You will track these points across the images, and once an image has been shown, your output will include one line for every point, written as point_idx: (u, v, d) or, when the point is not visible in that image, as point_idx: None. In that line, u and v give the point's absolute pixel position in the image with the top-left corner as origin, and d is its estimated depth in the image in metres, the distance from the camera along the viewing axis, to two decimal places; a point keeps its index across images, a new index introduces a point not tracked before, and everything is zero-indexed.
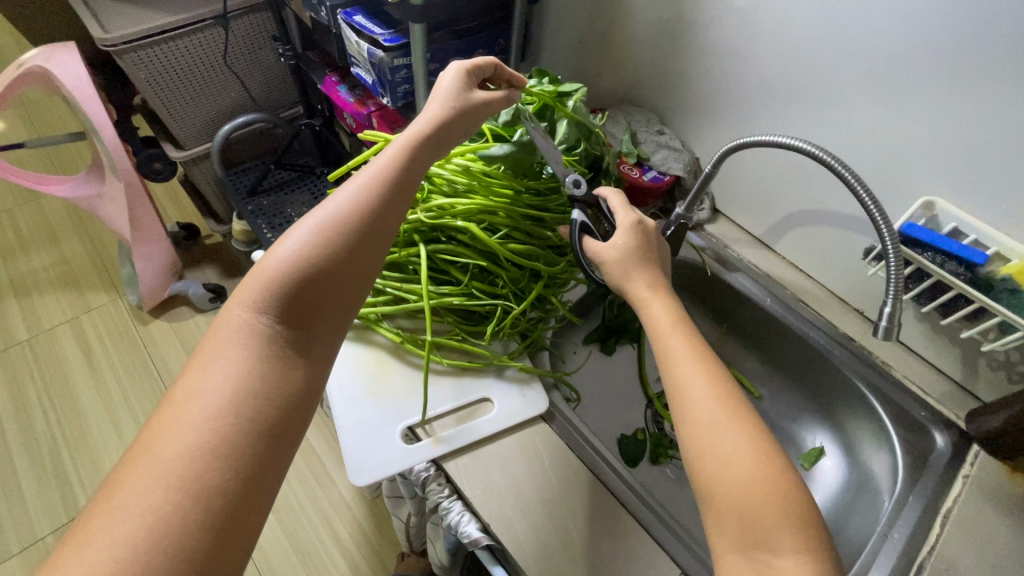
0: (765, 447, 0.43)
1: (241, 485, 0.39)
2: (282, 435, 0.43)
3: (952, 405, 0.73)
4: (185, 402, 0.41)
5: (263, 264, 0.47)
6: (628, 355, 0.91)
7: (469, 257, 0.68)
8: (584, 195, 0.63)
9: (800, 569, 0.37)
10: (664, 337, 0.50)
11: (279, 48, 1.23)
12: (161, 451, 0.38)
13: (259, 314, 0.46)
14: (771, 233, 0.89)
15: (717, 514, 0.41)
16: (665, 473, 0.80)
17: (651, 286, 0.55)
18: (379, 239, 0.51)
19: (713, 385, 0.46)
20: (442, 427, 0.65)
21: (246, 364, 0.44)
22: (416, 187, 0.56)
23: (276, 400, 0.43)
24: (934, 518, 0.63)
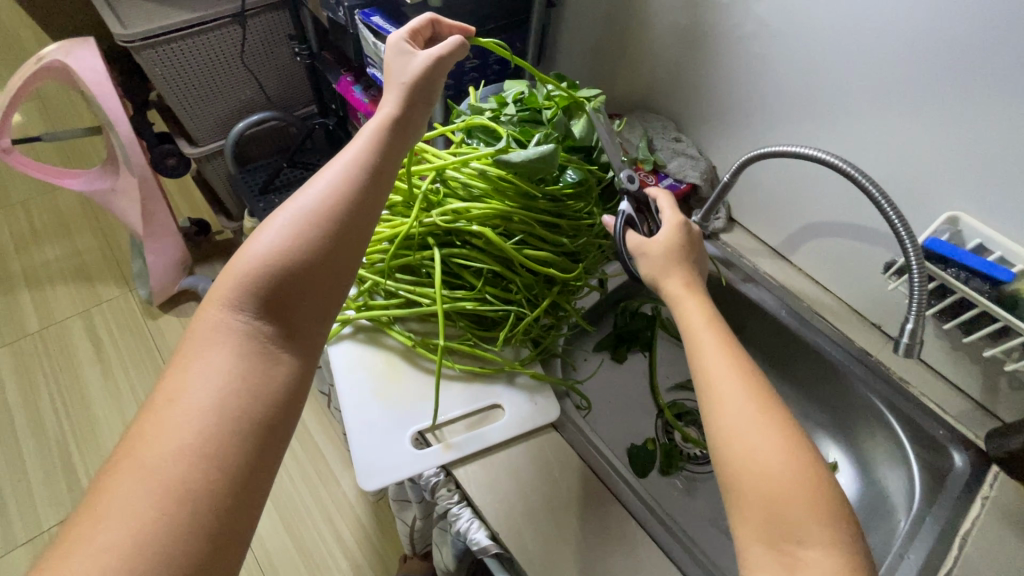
0: (796, 438, 0.42)
1: (227, 485, 0.38)
2: (266, 431, 0.42)
3: (971, 424, 0.72)
4: (163, 405, 0.40)
5: (235, 262, 0.47)
6: (639, 363, 0.90)
7: (483, 262, 0.68)
8: (637, 192, 0.63)
9: (830, 563, 0.37)
10: (695, 333, 0.49)
11: (296, 47, 1.23)
12: (142, 456, 0.37)
13: (235, 312, 0.45)
14: (787, 244, 0.88)
15: (742, 506, 0.41)
16: (675, 484, 0.79)
17: (689, 284, 0.54)
18: (354, 227, 0.49)
19: (743, 376, 0.45)
20: (452, 432, 0.64)
21: (225, 364, 0.43)
22: (392, 173, 0.53)
23: (259, 397, 0.43)
24: (951, 540, 0.62)
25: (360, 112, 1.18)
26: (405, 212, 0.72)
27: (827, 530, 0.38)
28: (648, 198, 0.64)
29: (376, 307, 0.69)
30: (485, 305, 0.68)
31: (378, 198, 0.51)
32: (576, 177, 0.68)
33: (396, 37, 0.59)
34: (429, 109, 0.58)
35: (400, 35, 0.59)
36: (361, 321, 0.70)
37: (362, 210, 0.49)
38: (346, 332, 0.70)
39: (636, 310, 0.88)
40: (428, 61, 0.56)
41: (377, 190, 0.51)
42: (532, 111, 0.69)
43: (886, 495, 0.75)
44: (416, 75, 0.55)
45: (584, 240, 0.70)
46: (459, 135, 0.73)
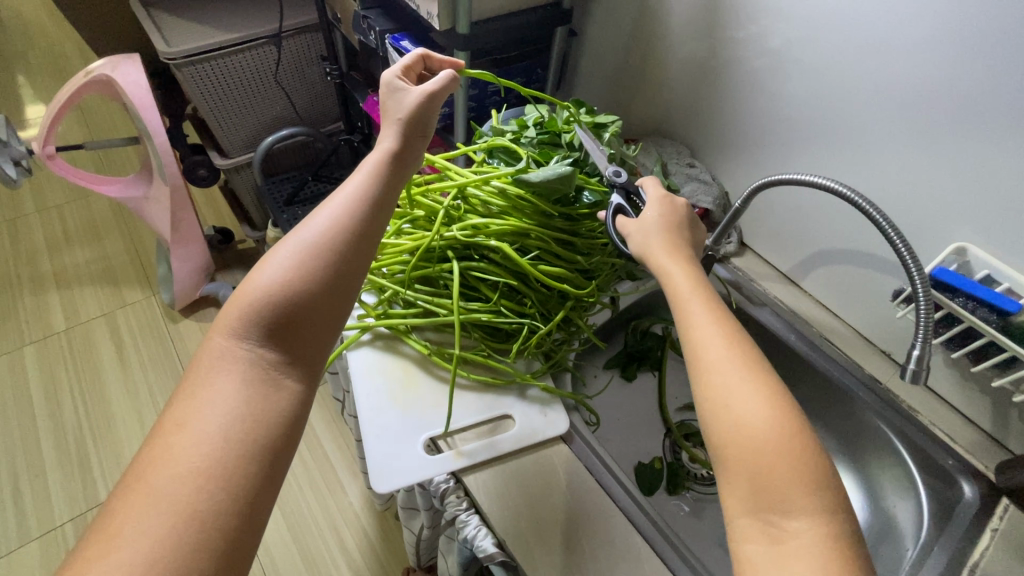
0: (780, 406, 0.43)
1: (235, 503, 0.40)
2: (271, 452, 0.43)
3: (981, 455, 0.72)
4: (170, 432, 0.42)
5: (242, 291, 0.49)
6: (648, 383, 0.91)
7: (500, 275, 0.70)
8: (625, 182, 0.66)
9: (815, 534, 0.38)
10: (683, 304, 0.50)
11: (328, 67, 1.29)
12: (152, 480, 0.39)
13: (241, 340, 0.47)
14: (798, 270, 0.90)
15: (730, 474, 0.42)
16: (681, 504, 0.80)
17: (672, 252, 0.56)
18: (357, 256, 0.51)
19: (729, 347, 0.46)
20: (463, 440, 0.66)
21: (232, 388, 0.45)
22: (393, 204, 0.56)
23: (265, 418, 0.44)
24: (960, 570, 0.62)
25: None
26: (427, 227, 0.75)
27: (811, 497, 0.39)
28: (637, 188, 0.67)
29: (395, 315, 0.72)
30: (499, 317, 0.70)
31: (379, 227, 0.54)
32: (592, 200, 0.70)
33: (387, 77, 0.63)
34: (424, 143, 0.62)
35: (391, 75, 0.63)
36: (380, 328, 0.73)
37: (364, 239, 0.52)
38: (365, 338, 0.73)
39: (646, 330, 0.90)
40: (419, 97, 0.60)
41: (377, 220, 0.53)
42: (552, 134, 0.72)
43: (895, 524, 0.74)
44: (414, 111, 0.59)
45: (598, 258, 0.72)
46: (481, 154, 0.76)
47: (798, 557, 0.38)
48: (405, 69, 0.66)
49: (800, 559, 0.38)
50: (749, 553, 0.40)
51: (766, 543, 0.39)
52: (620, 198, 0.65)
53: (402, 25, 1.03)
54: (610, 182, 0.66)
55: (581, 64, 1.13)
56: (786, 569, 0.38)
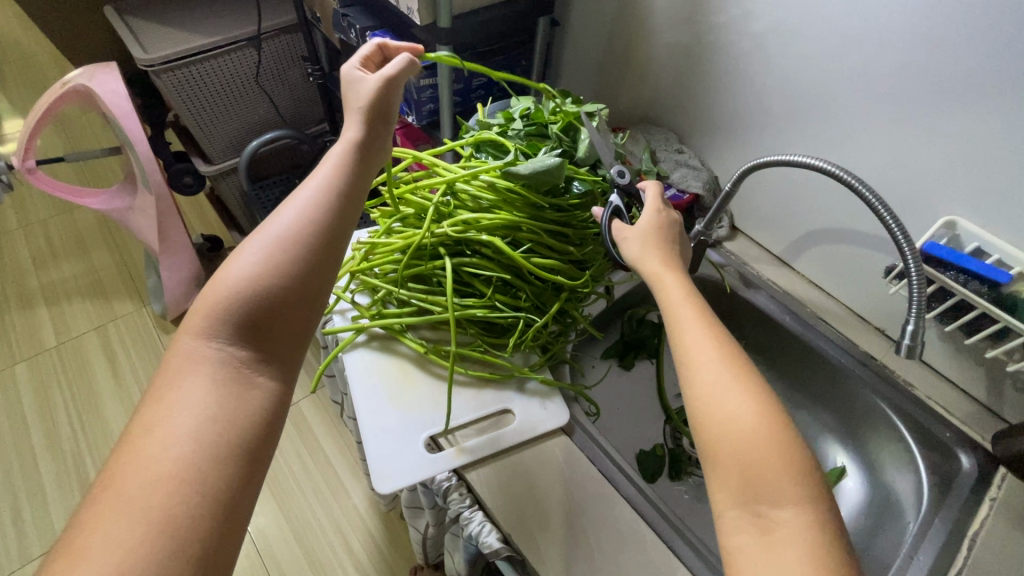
0: (767, 402, 0.43)
1: (210, 505, 0.39)
2: (245, 451, 0.43)
3: (977, 426, 0.72)
4: (140, 437, 0.41)
5: (208, 292, 0.48)
6: (646, 370, 0.92)
7: (493, 270, 0.69)
8: (626, 185, 0.67)
9: (801, 521, 0.39)
10: (673, 309, 0.51)
11: (309, 68, 1.27)
12: (121, 487, 0.38)
13: (209, 341, 0.46)
14: (790, 251, 0.90)
15: (719, 469, 0.42)
16: (683, 488, 0.80)
17: (665, 262, 0.56)
18: (325, 250, 0.50)
19: (718, 347, 0.47)
20: (464, 437, 0.66)
21: (201, 390, 0.44)
22: (362, 197, 0.56)
23: (238, 419, 0.44)
24: (960, 540, 0.63)
25: None
26: (417, 224, 0.75)
27: (798, 488, 0.40)
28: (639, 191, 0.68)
29: (390, 315, 0.71)
30: (495, 312, 0.69)
31: (348, 220, 0.53)
32: (582, 189, 0.70)
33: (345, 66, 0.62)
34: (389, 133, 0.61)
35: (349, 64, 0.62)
36: (375, 329, 0.72)
37: (333, 231, 0.51)
38: (360, 340, 0.72)
39: (642, 318, 0.91)
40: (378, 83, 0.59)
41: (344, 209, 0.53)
42: (539, 126, 0.72)
43: (895, 498, 0.75)
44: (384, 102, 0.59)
45: (590, 248, 0.72)
46: (468, 149, 0.75)
47: (787, 544, 0.38)
48: (367, 58, 0.65)
49: (787, 547, 0.38)
50: (738, 544, 0.40)
51: (755, 534, 0.40)
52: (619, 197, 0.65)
53: (383, 21, 1.02)
54: (613, 182, 0.68)
55: (565, 54, 1.12)
56: (775, 557, 0.38)
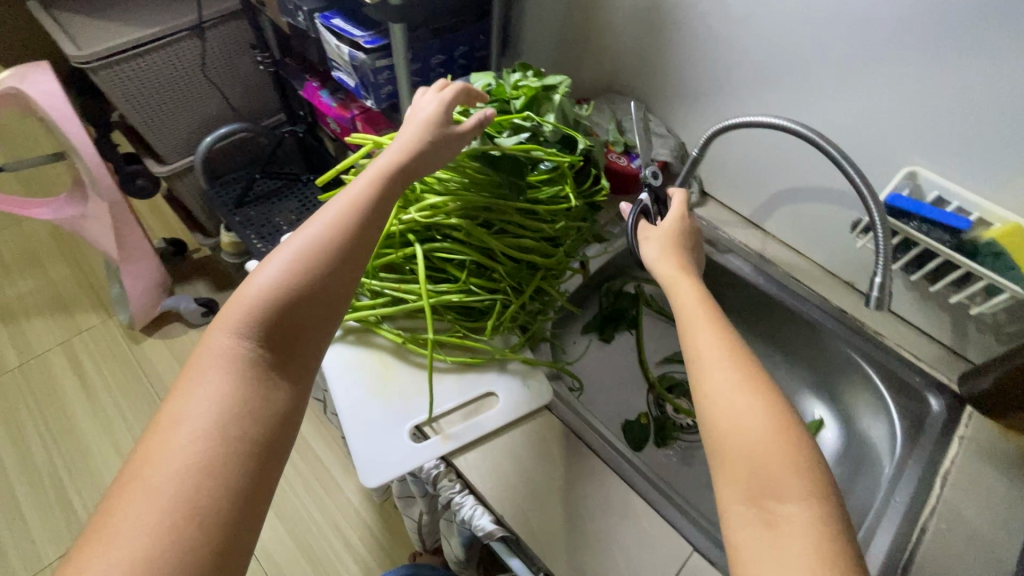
0: (778, 405, 0.43)
1: (235, 503, 0.38)
2: (263, 462, 0.41)
3: (945, 369, 0.75)
4: (164, 433, 0.40)
5: (245, 287, 0.47)
6: (627, 341, 0.92)
7: (465, 254, 0.68)
8: (659, 186, 0.68)
9: (807, 515, 0.38)
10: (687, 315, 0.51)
11: (259, 56, 1.21)
12: (148, 480, 0.37)
13: (242, 337, 0.45)
14: (759, 213, 0.91)
15: (726, 467, 0.42)
16: (671, 454, 0.82)
17: (680, 269, 0.57)
18: (359, 256, 0.50)
19: (726, 347, 0.47)
20: (449, 423, 0.66)
21: (230, 387, 0.43)
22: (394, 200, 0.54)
23: (264, 418, 0.43)
24: (933, 478, 0.66)
25: (330, 117, 1.18)
26: None
27: (805, 483, 0.40)
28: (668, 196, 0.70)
29: (363, 307, 0.69)
30: (470, 296, 0.68)
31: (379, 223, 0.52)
32: (550, 165, 0.69)
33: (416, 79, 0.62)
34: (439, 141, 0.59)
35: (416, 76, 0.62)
36: (350, 322, 0.71)
37: (368, 235, 0.51)
38: (336, 335, 0.70)
39: (619, 290, 0.91)
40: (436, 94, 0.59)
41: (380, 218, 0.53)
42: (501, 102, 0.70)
43: (870, 443, 0.78)
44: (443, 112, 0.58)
45: (563, 224, 0.70)
46: None
47: (793, 539, 0.37)
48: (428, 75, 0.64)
49: (791, 543, 0.37)
50: (743, 540, 0.39)
51: (761, 530, 0.39)
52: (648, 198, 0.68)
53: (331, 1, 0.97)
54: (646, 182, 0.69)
55: None
56: (782, 552, 0.37)
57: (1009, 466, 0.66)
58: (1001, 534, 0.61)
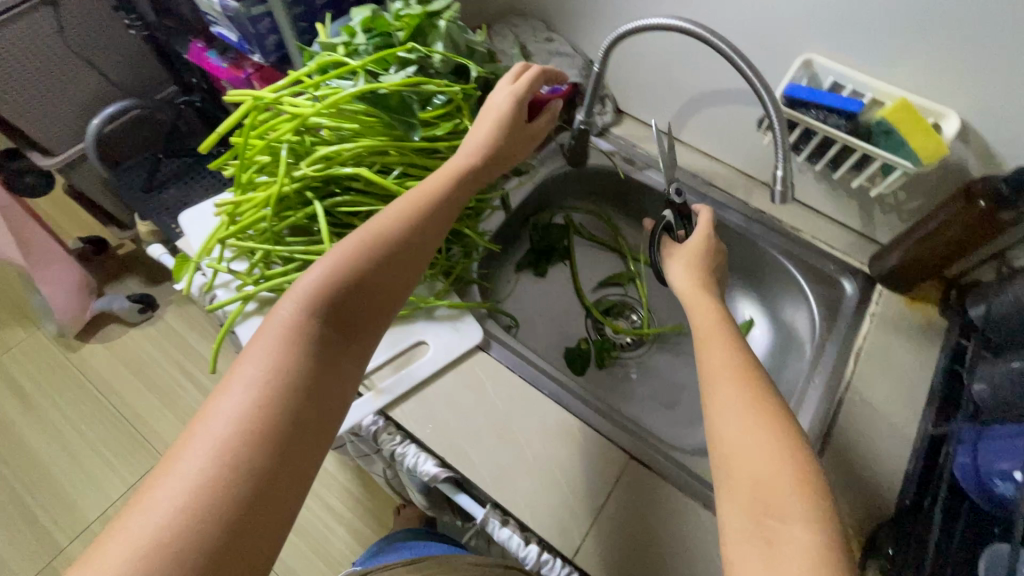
0: (794, 442, 0.43)
1: (283, 469, 0.40)
2: (303, 444, 0.42)
3: (855, 253, 0.79)
4: (226, 395, 0.42)
5: (319, 265, 0.49)
6: (563, 273, 0.93)
7: (370, 205, 0.64)
8: (682, 204, 0.69)
9: (807, 537, 0.38)
10: (706, 344, 0.52)
11: (127, 19, 1.09)
12: (214, 432, 0.40)
13: (309, 314, 0.46)
14: (674, 124, 0.90)
15: (729, 484, 0.42)
16: (614, 373, 0.85)
17: (698, 287, 0.60)
18: (414, 255, 0.53)
19: (739, 367, 0.48)
20: (381, 377, 0.65)
21: (295, 360, 0.45)
22: (450, 201, 0.57)
23: (321, 397, 0.45)
24: (848, 356, 0.71)
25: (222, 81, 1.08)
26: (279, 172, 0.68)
27: (806, 506, 0.40)
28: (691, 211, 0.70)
29: (276, 276, 0.66)
30: None
31: (434, 222, 0.55)
32: (443, 98, 0.64)
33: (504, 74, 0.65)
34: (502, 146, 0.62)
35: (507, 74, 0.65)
36: (263, 294, 0.68)
37: (424, 235, 0.53)
38: (251, 309, 0.68)
39: (547, 223, 0.90)
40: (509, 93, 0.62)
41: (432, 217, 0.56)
42: (383, 35, 0.65)
43: (794, 331, 0.82)
44: (506, 116, 0.61)
45: None
46: (315, 77, 0.65)
47: (789, 560, 0.37)
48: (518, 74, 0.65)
49: (787, 563, 0.37)
50: (737, 554, 0.39)
51: (758, 544, 0.39)
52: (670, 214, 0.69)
53: None
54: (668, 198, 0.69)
55: None
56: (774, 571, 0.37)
57: (914, 334, 0.71)
58: (905, 396, 0.67)
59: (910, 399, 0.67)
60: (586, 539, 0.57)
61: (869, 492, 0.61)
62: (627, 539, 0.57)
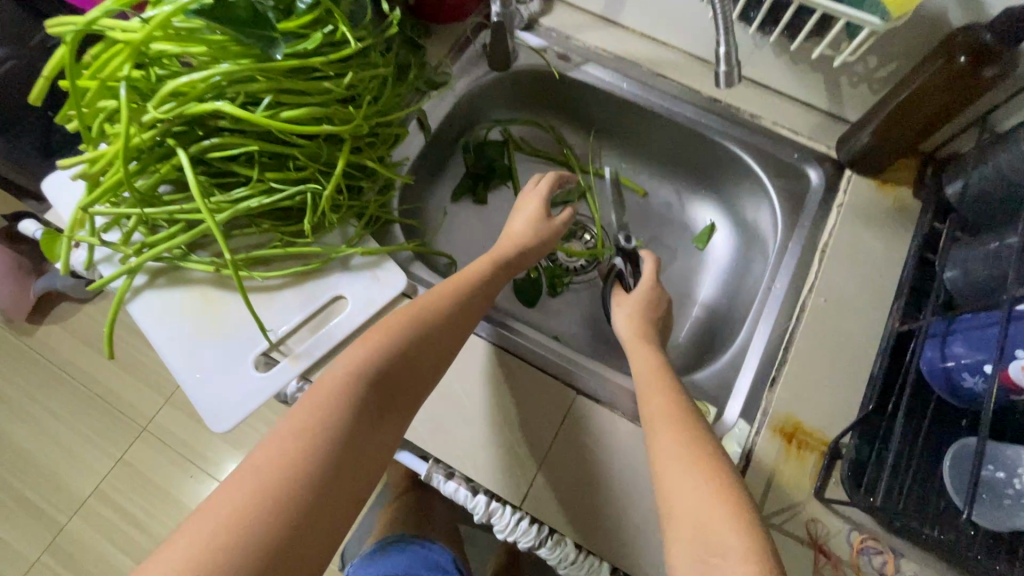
0: (723, 481, 0.44)
1: (308, 536, 0.38)
2: (337, 501, 0.41)
3: (822, 137, 0.70)
4: (276, 436, 0.42)
5: (374, 333, 0.51)
6: (506, 196, 0.86)
7: (245, 146, 0.54)
8: (630, 251, 0.74)
9: (747, 569, 0.38)
10: (651, 393, 0.54)
11: None
12: (253, 486, 0.38)
13: (362, 380, 0.47)
14: (611, 6, 0.76)
15: (674, 529, 0.43)
16: (567, 299, 0.81)
17: (638, 335, 0.63)
18: (455, 333, 0.54)
19: (677, 413, 0.51)
20: (297, 341, 0.59)
21: (342, 420, 0.44)
22: (486, 288, 0.60)
23: (361, 467, 0.43)
24: (814, 253, 0.65)
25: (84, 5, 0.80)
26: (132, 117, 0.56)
27: (743, 540, 0.40)
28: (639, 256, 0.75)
29: (156, 241, 0.57)
30: (274, 195, 0.56)
31: (474, 304, 0.57)
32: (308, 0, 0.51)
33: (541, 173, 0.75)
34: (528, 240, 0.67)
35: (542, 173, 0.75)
36: (150, 264, 0.59)
37: (465, 318, 0.55)
38: (141, 283, 0.59)
39: (479, 143, 0.81)
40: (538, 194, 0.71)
41: (475, 290, 0.58)
42: None
43: (758, 230, 0.76)
44: (536, 216, 0.69)
45: (354, 76, 0.55)
46: None
47: None
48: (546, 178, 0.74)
49: None
50: None
51: None
52: (623, 264, 0.74)
53: None
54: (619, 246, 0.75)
55: None
56: None
57: (885, 221, 0.64)
58: (873, 291, 0.61)
59: (877, 294, 0.61)
60: (533, 484, 0.54)
61: (833, 398, 0.57)
62: (576, 475, 0.54)
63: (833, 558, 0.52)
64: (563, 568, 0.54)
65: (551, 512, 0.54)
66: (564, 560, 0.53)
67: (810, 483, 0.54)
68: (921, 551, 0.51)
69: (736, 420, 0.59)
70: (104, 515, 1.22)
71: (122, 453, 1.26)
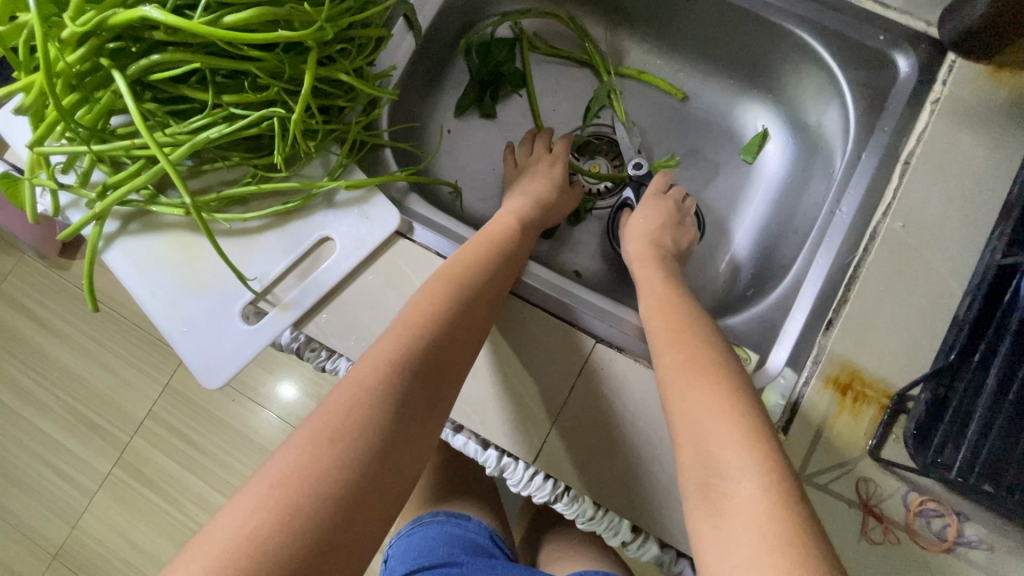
0: (737, 400, 0.40)
1: (349, 538, 0.35)
2: (367, 511, 0.36)
3: (921, 9, 0.55)
4: (302, 437, 0.37)
5: (412, 313, 0.46)
6: (519, 107, 0.75)
7: (190, 63, 0.44)
8: (642, 177, 0.68)
9: (755, 487, 0.35)
10: (652, 314, 0.51)
11: None
12: (291, 484, 0.34)
13: (402, 366, 0.42)
14: None
15: (677, 449, 0.40)
16: (590, 228, 0.72)
17: (657, 266, 0.57)
18: (491, 307, 0.50)
19: (673, 330, 0.47)
20: (286, 289, 0.54)
21: (385, 410, 0.40)
22: (516, 257, 0.55)
23: (404, 461, 0.39)
24: (894, 165, 0.53)
25: None
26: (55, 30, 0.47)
27: (749, 456, 0.37)
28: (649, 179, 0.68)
29: (114, 183, 0.50)
30: (235, 123, 0.48)
31: (506, 276, 0.52)
32: None
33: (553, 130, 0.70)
34: (541, 197, 0.62)
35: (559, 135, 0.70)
36: (118, 208, 0.53)
37: (498, 290, 0.51)
38: (113, 229, 0.54)
39: (484, 43, 0.70)
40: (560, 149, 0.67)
41: (506, 261, 0.53)
42: None
43: (823, 136, 0.63)
44: (557, 176, 0.65)
45: None
46: None
47: (738, 517, 0.34)
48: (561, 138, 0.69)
49: (737, 520, 0.34)
50: (696, 526, 0.37)
51: (708, 510, 0.36)
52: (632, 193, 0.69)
53: None
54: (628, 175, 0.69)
55: None
56: (727, 537, 0.34)
57: (993, 119, 0.51)
58: (966, 209, 0.49)
59: (973, 216, 0.49)
60: (548, 440, 0.50)
61: (904, 342, 0.48)
62: (596, 432, 0.50)
63: (884, 521, 0.45)
64: (581, 523, 0.50)
65: (566, 467, 0.50)
66: (582, 516, 0.50)
67: (864, 439, 0.47)
68: (990, 514, 0.45)
69: (781, 368, 0.52)
70: (162, 439, 1.10)
71: (168, 378, 1.11)
